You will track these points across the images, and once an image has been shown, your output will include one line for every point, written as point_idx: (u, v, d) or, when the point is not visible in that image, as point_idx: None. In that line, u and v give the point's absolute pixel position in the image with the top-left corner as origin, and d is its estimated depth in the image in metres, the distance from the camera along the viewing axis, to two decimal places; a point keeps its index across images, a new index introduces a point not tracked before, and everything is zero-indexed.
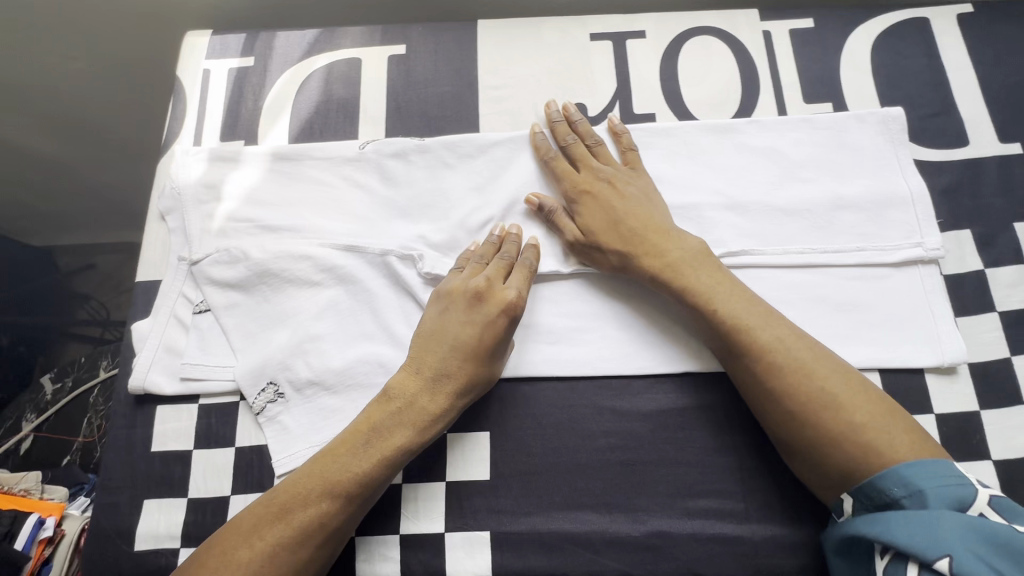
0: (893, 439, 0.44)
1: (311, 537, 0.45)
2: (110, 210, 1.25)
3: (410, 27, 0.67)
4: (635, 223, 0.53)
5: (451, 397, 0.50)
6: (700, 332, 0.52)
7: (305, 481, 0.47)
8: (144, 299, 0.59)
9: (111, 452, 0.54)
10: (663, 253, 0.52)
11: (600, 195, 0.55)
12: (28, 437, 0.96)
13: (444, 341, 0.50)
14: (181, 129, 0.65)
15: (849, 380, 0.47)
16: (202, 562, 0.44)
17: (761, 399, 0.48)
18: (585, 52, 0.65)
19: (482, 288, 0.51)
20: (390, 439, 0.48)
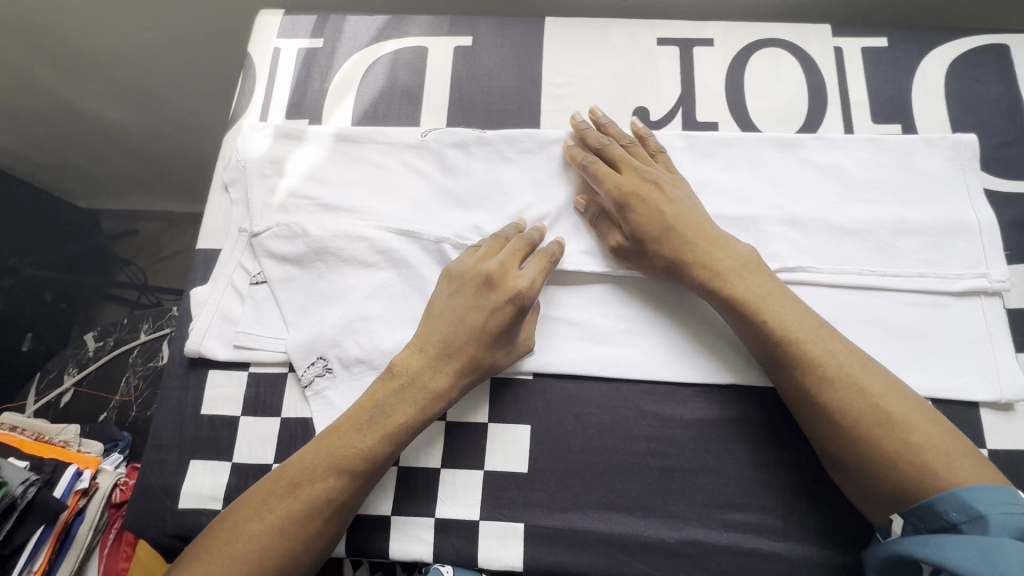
0: (952, 462, 0.43)
1: (321, 510, 0.46)
2: (159, 175, 1.29)
3: (478, 20, 0.67)
4: (686, 227, 0.52)
5: (454, 378, 0.50)
6: (746, 342, 0.51)
7: (312, 456, 0.48)
8: (204, 266, 0.61)
9: (163, 411, 0.56)
10: (713, 261, 0.51)
11: (649, 197, 0.54)
12: (69, 391, 1.00)
13: (450, 324, 0.51)
14: (249, 104, 0.67)
15: (902, 397, 0.46)
16: (216, 532, 0.46)
17: (812, 412, 0.47)
18: (652, 56, 0.64)
19: (491, 272, 0.51)
20: (393, 416, 0.49)
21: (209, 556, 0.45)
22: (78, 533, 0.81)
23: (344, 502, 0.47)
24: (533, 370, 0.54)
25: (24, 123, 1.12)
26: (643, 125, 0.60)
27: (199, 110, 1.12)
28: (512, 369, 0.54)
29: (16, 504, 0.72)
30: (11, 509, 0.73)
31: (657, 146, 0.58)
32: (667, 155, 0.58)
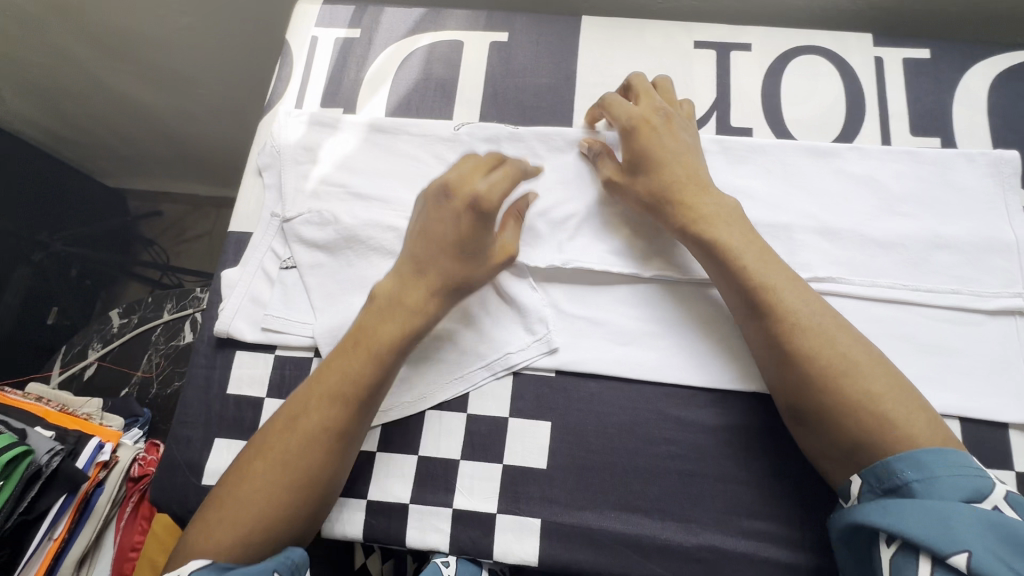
0: (909, 415, 0.42)
1: (318, 440, 0.46)
2: (187, 157, 1.32)
3: (515, 16, 0.68)
4: (680, 166, 0.52)
5: (436, 295, 0.50)
6: (720, 288, 0.51)
7: (305, 391, 0.49)
8: (235, 249, 0.62)
9: (191, 389, 0.57)
10: (693, 205, 0.51)
11: (656, 128, 0.54)
12: (92, 365, 1.03)
13: (424, 241, 0.51)
14: (285, 91, 0.68)
15: (869, 350, 0.45)
16: (228, 475, 0.47)
17: (777, 361, 0.47)
18: (688, 59, 0.64)
19: (453, 181, 0.51)
20: (376, 337, 0.49)
21: (220, 505, 0.45)
22: (97, 505, 0.83)
23: (341, 429, 0.47)
24: (555, 367, 0.54)
25: (59, 101, 1.14)
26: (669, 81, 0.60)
27: (232, 96, 1.13)
28: (535, 365, 0.55)
29: (41, 473, 0.74)
30: (36, 476, 0.74)
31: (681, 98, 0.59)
32: (691, 106, 0.58)
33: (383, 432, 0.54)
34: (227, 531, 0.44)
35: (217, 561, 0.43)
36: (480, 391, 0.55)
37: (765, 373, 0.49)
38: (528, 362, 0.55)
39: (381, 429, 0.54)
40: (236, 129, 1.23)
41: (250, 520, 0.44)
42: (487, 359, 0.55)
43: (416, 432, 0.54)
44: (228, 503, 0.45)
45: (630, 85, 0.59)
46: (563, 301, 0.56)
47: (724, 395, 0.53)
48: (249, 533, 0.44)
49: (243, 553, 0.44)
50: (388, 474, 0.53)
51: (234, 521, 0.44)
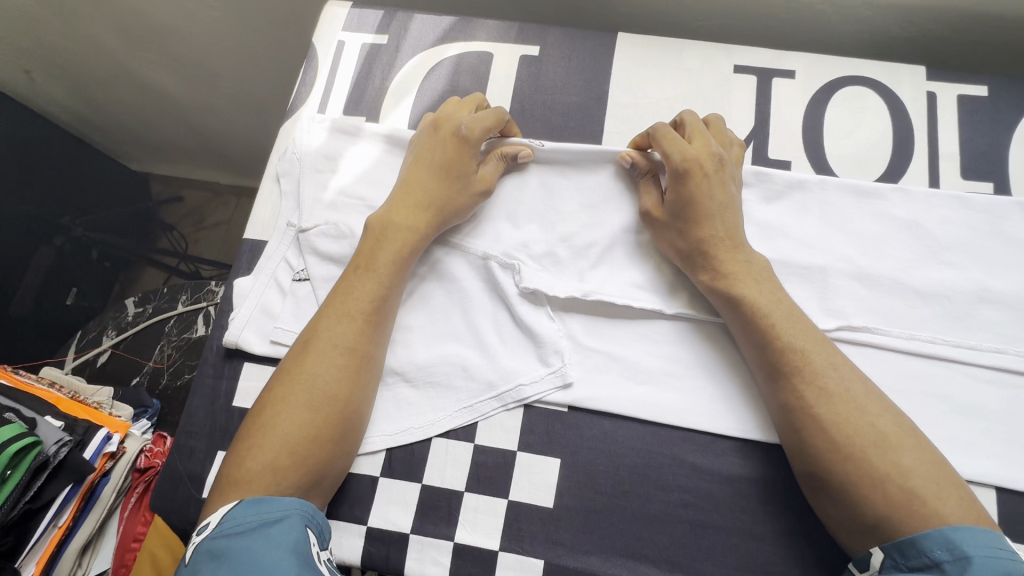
0: (940, 491, 0.40)
1: (329, 356, 0.48)
2: (207, 148, 1.32)
3: (548, 30, 0.65)
4: (724, 218, 0.51)
5: (431, 216, 0.53)
6: (743, 345, 0.49)
7: (318, 321, 0.50)
8: (249, 257, 0.61)
9: (197, 398, 0.57)
10: (728, 263, 0.49)
11: (708, 178, 0.51)
12: (106, 352, 1.04)
13: (417, 171, 0.55)
14: (309, 96, 0.66)
15: (898, 421, 0.44)
16: (247, 421, 0.47)
17: (795, 431, 0.45)
18: (727, 84, 0.61)
19: (438, 118, 0.56)
20: (377, 258, 0.52)
21: (244, 443, 0.46)
22: (102, 494, 0.84)
23: (352, 345, 0.49)
24: (568, 402, 0.53)
25: (85, 85, 1.14)
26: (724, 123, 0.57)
27: (254, 91, 1.13)
28: (547, 399, 0.53)
29: (48, 463, 0.75)
30: (44, 466, 0.75)
31: (732, 138, 0.56)
32: (742, 149, 0.55)
33: (387, 457, 0.53)
34: (255, 461, 0.44)
35: (247, 497, 0.43)
36: (489, 421, 0.53)
37: (778, 424, 0.48)
38: (540, 395, 0.53)
39: (385, 453, 0.53)
40: (256, 126, 1.22)
41: (277, 445, 0.44)
42: (498, 390, 0.53)
43: (420, 460, 0.53)
44: (250, 441, 0.45)
45: (682, 121, 0.56)
46: (581, 333, 0.54)
47: (743, 442, 0.51)
48: (277, 455, 0.44)
49: (274, 480, 0.44)
50: (389, 500, 0.52)
51: (258, 446, 0.45)
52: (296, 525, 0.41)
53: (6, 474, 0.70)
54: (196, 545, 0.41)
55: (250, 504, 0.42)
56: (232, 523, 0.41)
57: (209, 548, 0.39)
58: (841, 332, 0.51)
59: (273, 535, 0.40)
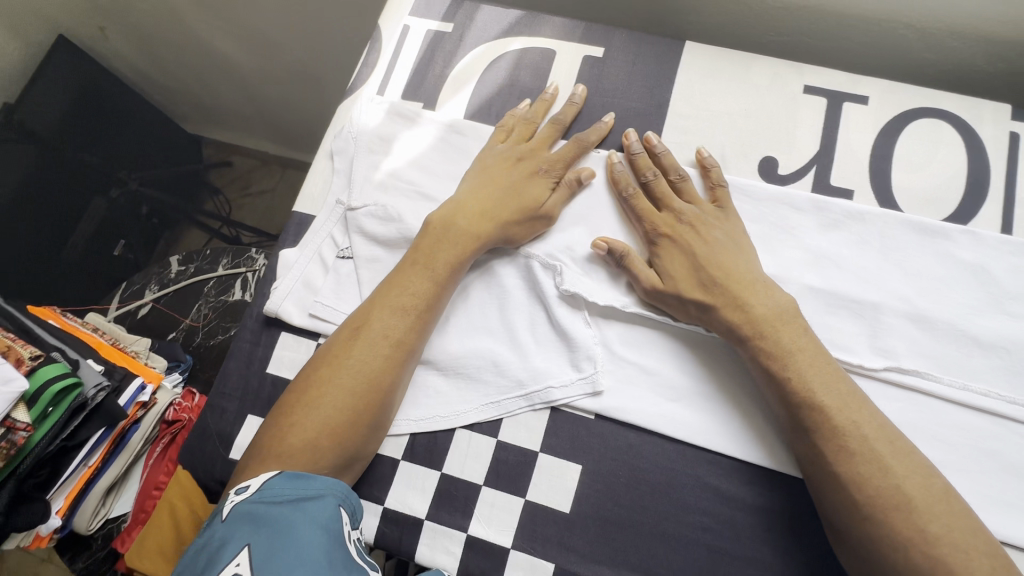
0: (970, 560, 0.39)
1: (379, 345, 0.49)
2: (260, 118, 1.36)
3: (614, 32, 0.64)
4: (718, 272, 0.50)
5: (495, 228, 0.54)
6: (766, 391, 0.48)
7: (368, 310, 0.51)
8: (296, 230, 0.62)
9: (233, 361, 0.58)
10: (744, 298, 0.49)
11: (681, 239, 0.52)
12: (147, 305, 1.08)
13: (486, 191, 0.55)
14: (369, 77, 0.67)
15: (928, 483, 0.42)
16: (286, 399, 0.48)
17: (824, 480, 0.44)
18: (794, 104, 0.59)
19: (520, 149, 0.58)
20: (435, 254, 0.52)
21: (283, 419, 0.46)
22: (131, 440, 0.89)
23: (401, 338, 0.49)
24: (596, 410, 0.52)
25: (154, 43, 1.19)
26: (659, 139, 0.58)
27: (310, 65, 1.15)
28: (575, 405, 0.52)
29: (87, 404, 0.78)
30: (82, 407, 0.78)
31: (717, 180, 0.55)
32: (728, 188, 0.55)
33: (410, 442, 0.54)
34: (295, 438, 0.45)
35: (286, 470, 0.43)
36: (514, 419, 0.53)
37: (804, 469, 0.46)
38: (568, 400, 0.52)
39: (408, 437, 0.54)
40: (308, 100, 1.24)
41: (319, 426, 0.46)
42: (527, 390, 0.53)
43: (443, 448, 0.53)
44: (291, 419, 0.46)
45: (660, 163, 0.56)
46: (616, 341, 0.54)
47: (772, 472, 0.50)
48: (319, 436, 0.45)
49: (313, 459, 0.45)
50: (407, 485, 0.52)
51: (300, 425, 0.46)
52: (331, 505, 0.42)
53: (48, 411, 0.73)
54: (234, 504, 0.41)
55: (288, 477, 0.43)
56: (271, 492, 0.41)
57: (248, 511, 0.40)
58: (888, 373, 0.50)
59: (310, 512, 0.40)
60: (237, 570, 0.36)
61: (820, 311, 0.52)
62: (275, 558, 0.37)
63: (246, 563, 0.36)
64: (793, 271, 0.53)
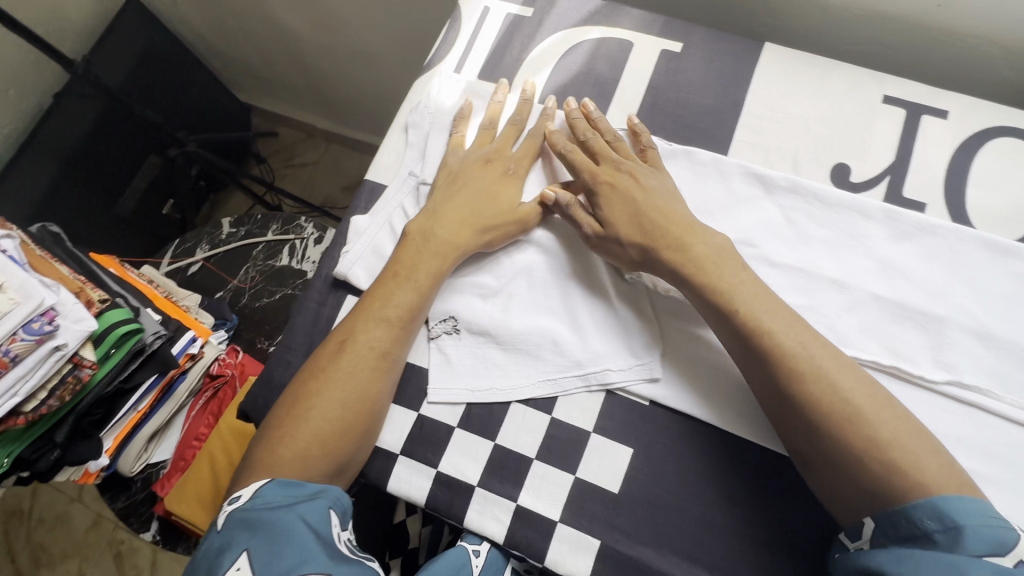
0: (920, 460, 0.41)
1: (366, 357, 0.52)
2: (312, 91, 1.38)
3: (693, 29, 0.65)
4: (657, 216, 0.53)
5: (472, 235, 0.56)
6: (718, 332, 0.50)
7: (350, 326, 0.54)
8: (367, 197, 0.64)
9: (301, 318, 0.61)
10: (684, 239, 0.51)
11: (620, 185, 0.55)
12: (197, 263, 1.11)
13: (463, 198, 0.57)
14: (447, 55, 0.68)
15: (878, 399, 0.44)
16: (277, 413, 0.51)
17: (788, 413, 0.46)
18: (872, 112, 0.59)
19: (489, 151, 0.60)
20: (416, 269, 0.55)
21: (276, 432, 0.49)
22: (178, 390, 0.93)
23: (386, 350, 0.53)
24: (651, 397, 0.53)
25: (219, 9, 1.21)
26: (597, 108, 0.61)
27: (369, 41, 1.16)
28: (631, 390, 0.54)
29: (144, 350, 0.80)
30: (140, 353, 0.80)
31: (646, 143, 0.58)
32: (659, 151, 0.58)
33: (467, 411, 0.55)
34: (286, 450, 0.48)
35: (277, 478, 0.47)
36: (569, 398, 0.55)
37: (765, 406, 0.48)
38: (625, 384, 0.54)
39: (465, 407, 0.55)
40: (363, 77, 1.26)
41: (309, 437, 0.49)
42: (584, 370, 0.54)
43: (498, 420, 0.55)
44: (283, 431, 0.49)
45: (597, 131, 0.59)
46: (677, 333, 0.55)
47: None
48: (310, 446, 0.48)
49: (305, 468, 0.48)
50: (461, 453, 0.54)
51: (292, 436, 0.49)
52: (321, 506, 0.46)
53: (111, 352, 0.76)
54: (228, 513, 0.45)
55: (279, 485, 0.46)
56: (263, 500, 0.45)
57: (243, 519, 0.44)
58: (947, 387, 0.50)
59: (301, 514, 0.44)
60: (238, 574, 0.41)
61: (883, 320, 0.52)
62: (272, 560, 0.41)
63: (247, 566, 0.41)
64: (859, 278, 0.54)
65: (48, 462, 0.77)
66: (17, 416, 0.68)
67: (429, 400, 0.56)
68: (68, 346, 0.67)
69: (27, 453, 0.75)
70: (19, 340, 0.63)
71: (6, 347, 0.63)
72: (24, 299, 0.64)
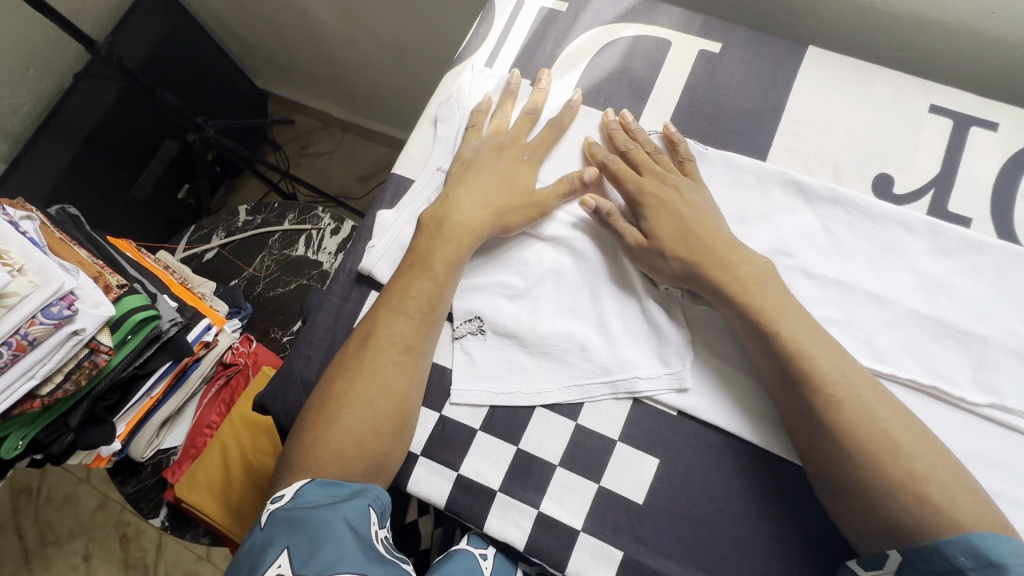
0: (954, 497, 0.41)
1: (389, 351, 0.51)
2: (331, 80, 1.37)
3: (734, 29, 0.63)
4: (704, 233, 0.52)
5: (487, 219, 0.55)
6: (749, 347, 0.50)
7: (372, 321, 0.53)
8: (393, 191, 0.63)
9: (323, 312, 0.60)
10: (730, 257, 0.51)
11: (667, 200, 0.54)
12: (213, 250, 1.10)
13: (477, 185, 0.57)
14: (478, 48, 0.67)
15: (914, 432, 0.44)
16: (308, 414, 0.51)
17: (816, 435, 0.45)
18: (917, 122, 0.57)
19: (502, 138, 0.59)
20: (432, 257, 0.54)
21: (310, 434, 0.49)
22: (190, 377, 0.93)
23: (409, 342, 0.52)
24: (679, 407, 0.52)
25: None
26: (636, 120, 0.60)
27: (392, 32, 1.14)
28: (659, 399, 0.53)
29: (160, 337, 0.80)
30: (155, 340, 0.80)
31: (685, 155, 0.57)
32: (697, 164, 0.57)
33: (489, 414, 0.54)
34: (322, 451, 0.48)
35: (317, 479, 0.47)
36: (595, 405, 0.53)
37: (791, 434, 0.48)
38: (653, 393, 0.52)
39: (487, 410, 0.54)
40: (384, 67, 1.24)
41: (341, 435, 0.48)
42: (612, 377, 0.53)
43: (521, 424, 0.54)
44: (316, 432, 0.49)
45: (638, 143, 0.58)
46: (707, 342, 0.53)
47: None
48: (345, 445, 0.48)
49: (343, 469, 0.48)
50: (483, 456, 0.53)
51: (326, 436, 0.49)
52: (361, 505, 0.45)
53: (128, 338, 0.75)
54: (270, 512, 0.45)
55: (322, 484, 0.46)
56: (305, 499, 0.45)
57: (284, 519, 0.43)
58: (989, 409, 0.48)
59: (342, 513, 0.44)
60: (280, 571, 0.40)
61: (924, 337, 0.51)
62: (312, 557, 0.40)
63: (288, 564, 0.40)
64: (899, 293, 0.52)
65: (62, 446, 0.76)
66: (34, 399, 0.68)
67: (451, 401, 0.55)
68: (86, 331, 0.67)
69: (40, 437, 0.75)
70: (38, 324, 0.62)
71: (25, 330, 0.62)
72: (43, 282, 0.63)
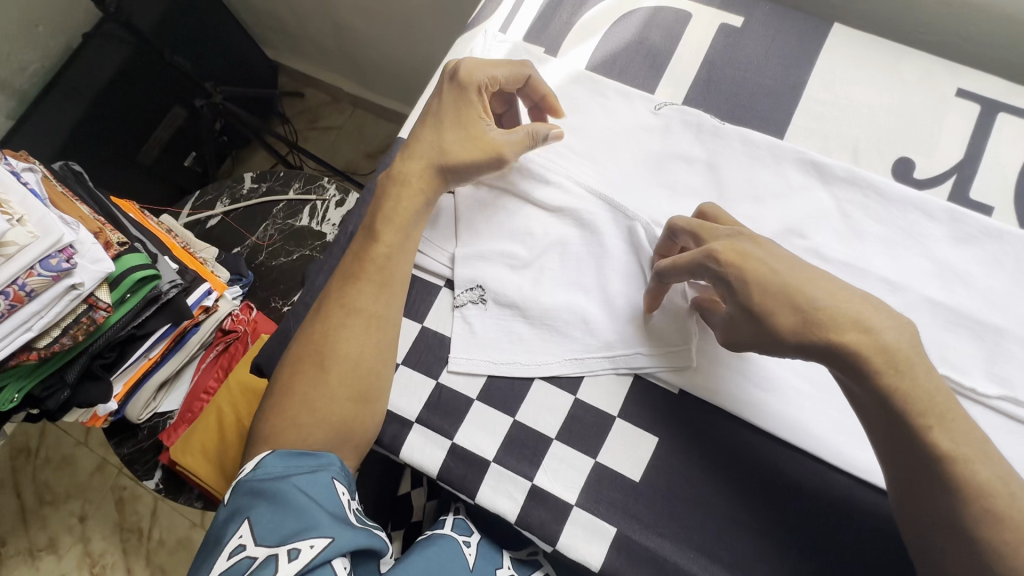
0: None
1: (336, 313, 0.52)
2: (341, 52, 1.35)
3: (758, 3, 0.61)
4: (824, 296, 0.41)
5: (431, 172, 0.54)
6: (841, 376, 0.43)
7: (328, 289, 0.54)
8: None
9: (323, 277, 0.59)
10: (864, 317, 0.40)
11: (756, 261, 0.43)
12: (218, 217, 1.09)
13: (422, 133, 0.56)
14: (492, 13, 0.65)
15: None
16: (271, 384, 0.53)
17: (921, 486, 0.39)
18: (943, 106, 0.55)
19: (455, 71, 0.55)
20: (379, 215, 0.54)
21: (271, 404, 0.51)
22: (189, 341, 0.93)
23: (354, 304, 0.52)
24: (681, 385, 0.51)
25: None
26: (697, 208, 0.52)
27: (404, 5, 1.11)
28: (658, 376, 0.52)
29: (159, 298, 0.79)
30: (155, 301, 0.79)
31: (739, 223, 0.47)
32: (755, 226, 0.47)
33: (488, 384, 0.53)
34: (279, 420, 0.50)
35: (275, 450, 0.48)
36: (595, 378, 0.52)
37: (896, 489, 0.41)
38: (651, 370, 0.51)
39: (486, 380, 0.53)
40: (395, 41, 1.22)
41: (296, 402, 0.50)
42: (612, 352, 0.52)
43: (518, 395, 0.53)
44: (276, 403, 0.51)
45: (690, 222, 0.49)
46: None
47: (861, 480, 0.48)
48: (300, 413, 0.49)
49: (300, 438, 0.49)
50: (478, 425, 0.52)
51: (283, 405, 0.50)
52: (324, 479, 0.46)
53: (127, 296, 0.74)
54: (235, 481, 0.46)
55: (281, 456, 0.47)
56: (264, 470, 0.46)
57: (249, 489, 0.45)
58: (1000, 401, 0.47)
59: (302, 485, 0.44)
60: (241, 541, 0.42)
61: (937, 326, 0.49)
62: (272, 527, 0.42)
63: (249, 535, 0.42)
64: (913, 280, 0.51)
65: (58, 401, 0.76)
66: (29, 351, 0.67)
67: (448, 369, 0.54)
68: (85, 286, 0.66)
69: (39, 390, 0.75)
70: (36, 275, 0.62)
71: (23, 281, 0.61)
72: (43, 233, 0.62)
